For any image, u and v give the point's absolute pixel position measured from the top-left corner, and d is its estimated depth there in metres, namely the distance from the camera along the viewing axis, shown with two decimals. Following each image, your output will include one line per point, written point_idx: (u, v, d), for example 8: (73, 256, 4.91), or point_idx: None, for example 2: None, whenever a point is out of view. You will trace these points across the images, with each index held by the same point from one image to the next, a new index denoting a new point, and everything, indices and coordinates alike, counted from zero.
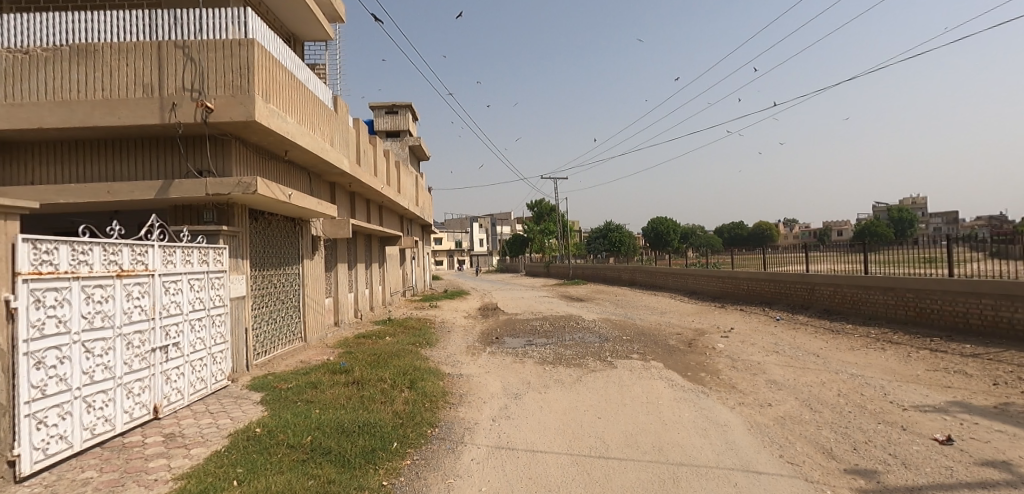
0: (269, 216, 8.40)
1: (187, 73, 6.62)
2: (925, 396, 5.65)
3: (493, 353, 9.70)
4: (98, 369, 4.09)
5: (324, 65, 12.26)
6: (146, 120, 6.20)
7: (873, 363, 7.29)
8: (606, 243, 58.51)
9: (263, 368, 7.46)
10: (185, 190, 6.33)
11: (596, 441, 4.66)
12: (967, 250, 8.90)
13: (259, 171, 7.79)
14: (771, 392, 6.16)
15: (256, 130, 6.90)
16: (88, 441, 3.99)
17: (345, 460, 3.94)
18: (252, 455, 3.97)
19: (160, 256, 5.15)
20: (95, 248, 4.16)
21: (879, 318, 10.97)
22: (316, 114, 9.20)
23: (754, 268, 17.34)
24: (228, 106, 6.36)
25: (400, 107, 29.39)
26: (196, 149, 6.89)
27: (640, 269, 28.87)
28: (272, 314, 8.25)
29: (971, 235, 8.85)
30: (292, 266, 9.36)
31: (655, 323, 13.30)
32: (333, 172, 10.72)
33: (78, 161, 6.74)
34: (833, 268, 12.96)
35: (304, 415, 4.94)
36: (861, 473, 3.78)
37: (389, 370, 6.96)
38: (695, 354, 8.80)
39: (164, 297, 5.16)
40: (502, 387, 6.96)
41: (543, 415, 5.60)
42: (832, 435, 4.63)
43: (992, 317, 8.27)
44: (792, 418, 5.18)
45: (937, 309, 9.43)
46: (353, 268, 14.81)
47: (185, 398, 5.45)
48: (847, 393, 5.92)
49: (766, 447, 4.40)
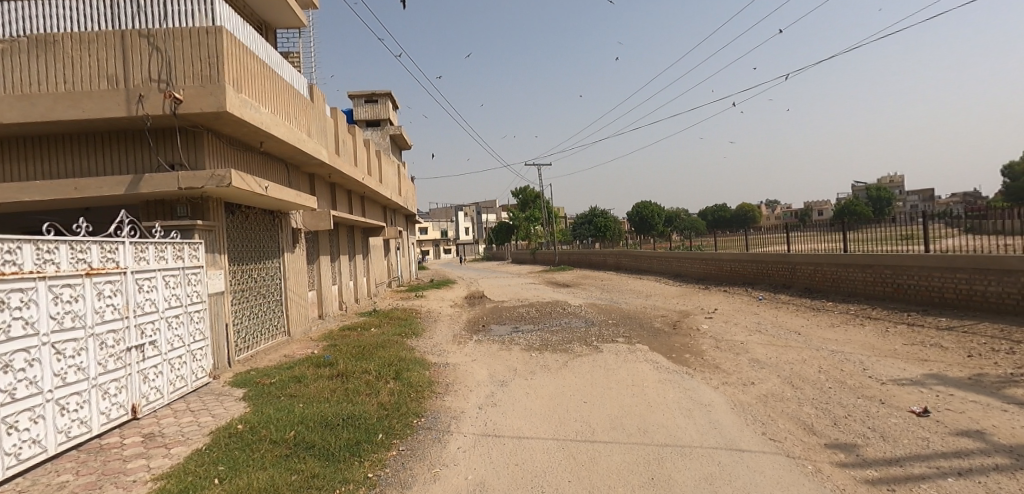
0: (246, 210, 8.18)
1: (153, 63, 6.34)
2: (902, 369, 5.79)
3: (480, 341, 9.69)
4: (70, 371, 3.95)
5: (299, 53, 11.90)
6: (112, 112, 5.94)
7: (852, 339, 7.44)
8: (592, 228, 58.75)
9: (245, 363, 7.34)
10: (156, 185, 6.11)
11: (582, 425, 4.69)
12: (944, 227, 9.11)
13: (234, 164, 7.56)
14: (754, 371, 6.26)
15: (229, 121, 6.67)
16: (63, 445, 3.87)
17: (329, 453, 3.89)
18: (233, 452, 3.90)
19: (132, 253, 4.97)
20: (61, 246, 3.99)
21: (858, 295, 11.21)
22: (291, 104, 8.94)
23: (737, 250, 17.57)
24: (197, 97, 6.12)
25: (380, 96, 28.86)
26: (166, 142, 6.64)
27: (626, 253, 29.07)
28: (253, 309, 8.09)
29: (947, 212, 9.03)
30: (273, 260, 9.18)
31: (641, 307, 13.41)
32: (312, 163, 10.49)
33: (42, 157, 6.45)
34: (813, 248, 13.18)
35: (287, 410, 4.87)
36: (841, 447, 3.86)
37: (374, 362, 6.89)
38: (679, 336, 8.91)
39: (138, 295, 5.00)
40: (488, 375, 6.96)
41: (530, 401, 5.60)
42: (813, 411, 4.72)
43: (966, 291, 8.50)
44: (775, 395, 5.26)
45: (913, 284, 9.66)
46: (336, 260, 14.60)
47: (164, 396, 5.33)
48: (827, 369, 6.04)
49: (749, 425, 4.47)
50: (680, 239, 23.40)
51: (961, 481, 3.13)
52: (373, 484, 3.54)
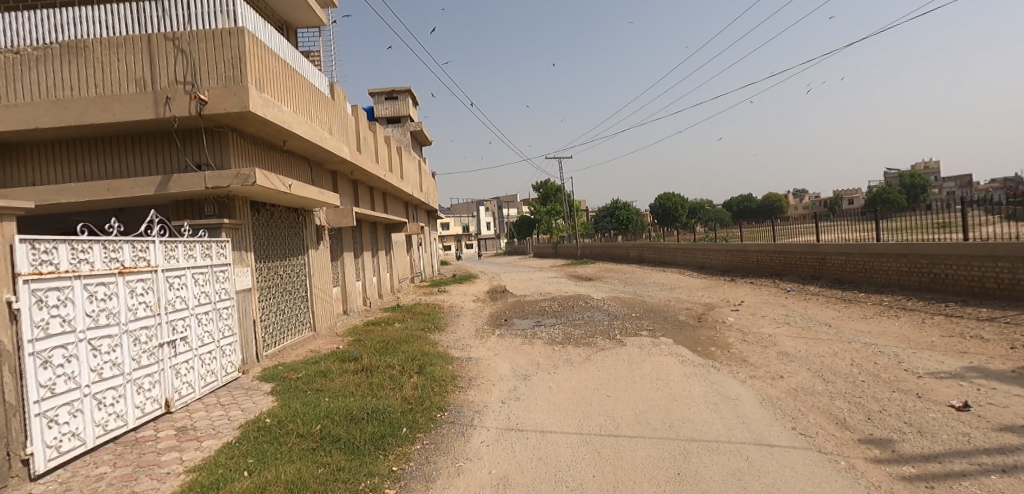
0: (271, 208, 8.34)
1: (179, 66, 6.50)
2: (941, 362, 5.53)
3: (502, 335, 9.71)
4: (106, 366, 4.10)
5: (319, 52, 12.05)
6: (141, 115, 6.10)
7: (887, 331, 7.16)
8: (614, 221, 58.14)
9: (273, 358, 7.52)
10: (184, 185, 6.26)
11: (606, 419, 4.63)
12: (983, 214, 8.65)
13: (257, 163, 7.70)
14: (783, 364, 6.08)
15: (251, 121, 6.79)
16: (101, 438, 4.03)
17: (354, 447, 3.94)
18: (262, 444, 4.00)
19: (162, 252, 5.12)
20: (95, 246, 4.14)
21: (893, 285, 10.77)
22: (312, 102, 9.06)
23: (763, 241, 17.11)
24: (221, 97, 6.24)
25: (399, 92, 29.09)
26: (193, 143, 6.80)
27: (648, 246, 28.68)
28: (279, 305, 8.27)
29: (986, 198, 8.57)
30: (297, 256, 9.35)
31: (664, 299, 13.21)
32: (334, 161, 10.63)
33: (78, 160, 6.70)
34: (844, 237, 12.74)
35: (313, 404, 4.96)
36: (877, 443, 3.71)
37: (397, 356, 6.96)
38: (705, 328, 8.75)
39: (169, 292, 5.15)
40: (511, 369, 6.96)
41: (554, 395, 5.57)
42: (846, 405, 4.56)
43: (1009, 280, 8.07)
44: (805, 389, 5.11)
45: (952, 274, 9.23)
46: (359, 256, 14.82)
47: (196, 391, 5.50)
48: (861, 362, 5.82)
49: (778, 419, 4.34)
50: (704, 231, 22.96)
51: (1006, 478, 2.97)
52: (397, 477, 3.58)
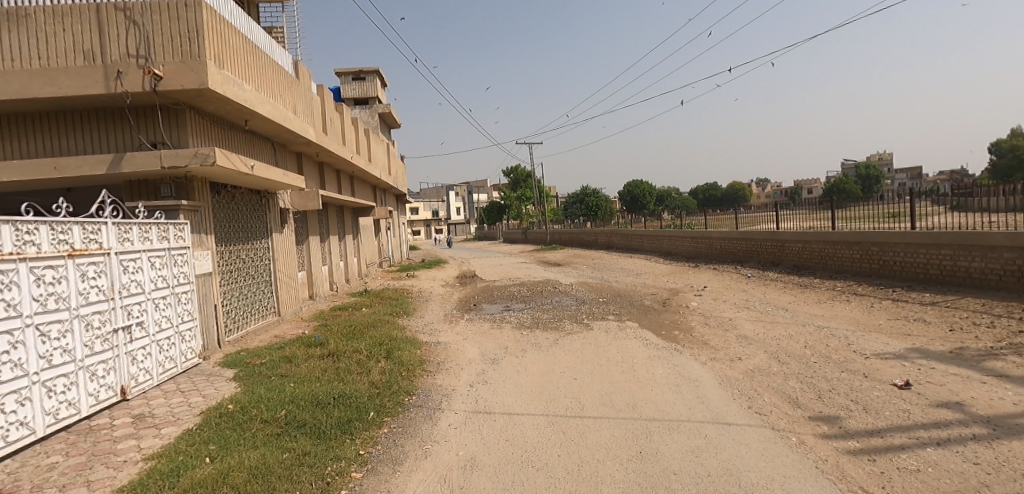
0: (232, 190, 8.00)
1: (131, 38, 6.10)
2: (886, 344, 5.87)
3: (472, 319, 9.75)
4: (56, 353, 3.91)
5: (283, 28, 11.51)
6: (90, 89, 5.73)
7: (839, 313, 7.53)
8: (585, 208, 58.70)
9: (236, 344, 7.30)
10: (138, 163, 5.94)
11: (572, 401, 4.75)
12: (930, 205, 9.28)
13: (217, 143, 7.35)
14: (741, 346, 6.35)
15: (211, 98, 6.47)
16: (52, 426, 3.86)
17: (321, 432, 3.92)
18: (225, 431, 3.93)
19: (116, 234, 4.87)
20: (42, 227, 3.90)
21: (845, 271, 11.34)
22: (276, 81, 8.69)
23: (726, 228, 17.66)
24: (178, 73, 5.92)
25: (368, 73, 28.29)
26: (147, 120, 6.43)
27: (618, 232, 29.13)
28: (242, 290, 8.01)
29: (934, 190, 9.18)
30: (261, 240, 9.04)
31: (631, 285, 13.49)
32: (299, 142, 10.24)
33: (18, 135, 6.23)
34: (802, 226, 13.29)
35: (279, 390, 4.87)
36: (825, 419, 3.96)
37: (366, 341, 6.89)
38: (669, 313, 9.02)
39: (124, 276, 4.93)
40: (480, 353, 7.01)
41: (521, 379, 5.64)
42: (799, 385, 4.82)
43: (950, 267, 8.65)
44: (761, 371, 5.35)
45: (900, 260, 9.78)
46: (326, 240, 14.47)
47: (154, 378, 5.30)
48: (813, 344, 6.13)
49: (735, 399, 4.55)
50: (671, 219, 23.51)
51: (940, 450, 3.22)
52: (364, 461, 3.58)
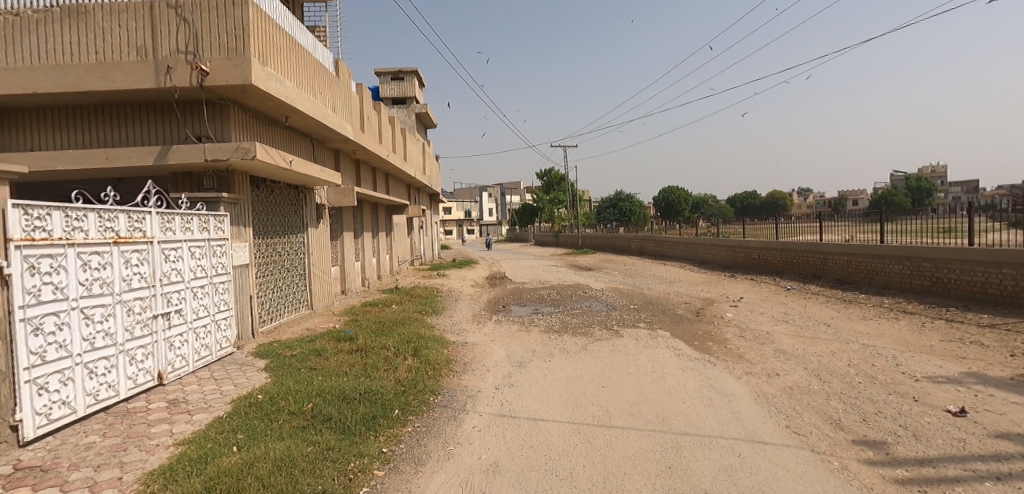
0: (271, 184, 8.24)
1: (181, 35, 6.36)
2: (939, 366, 5.41)
3: (499, 321, 9.68)
4: (99, 336, 4.09)
5: (325, 27, 11.81)
6: (142, 84, 6.03)
7: (887, 332, 7.01)
8: (616, 213, 57.90)
9: (269, 335, 7.50)
10: (183, 156, 6.20)
11: (599, 409, 4.61)
12: (987, 221, 8.64)
13: (258, 138, 7.57)
14: (780, 362, 6.04)
15: (253, 94, 6.68)
16: (92, 407, 4.04)
17: (346, 427, 3.93)
18: (253, 421, 4.03)
19: (159, 224, 5.07)
20: (90, 214, 4.08)
21: (894, 287, 10.67)
22: (317, 79, 8.91)
23: (766, 238, 16.97)
24: (223, 69, 6.14)
25: (405, 73, 28.79)
26: (193, 115, 6.68)
27: (650, 238, 28.51)
28: (277, 282, 8.23)
29: (992, 205, 8.56)
30: (297, 234, 9.27)
31: (663, 293, 13.14)
32: (336, 139, 10.46)
33: (78, 127, 6.60)
34: (847, 238, 12.61)
35: (307, 382, 4.94)
36: (870, 444, 3.69)
37: (393, 338, 6.92)
38: (703, 323, 8.72)
39: (165, 264, 5.12)
40: (506, 355, 6.93)
41: (547, 384, 5.54)
42: (841, 405, 4.53)
43: (1012, 287, 7.99)
44: (800, 388, 5.06)
45: (954, 278, 9.12)
46: (359, 237, 14.75)
47: (190, 364, 5.48)
48: (858, 363, 5.75)
49: (772, 417, 4.31)
50: (706, 226, 22.82)
51: (1000, 485, 2.93)
52: (386, 459, 3.57)
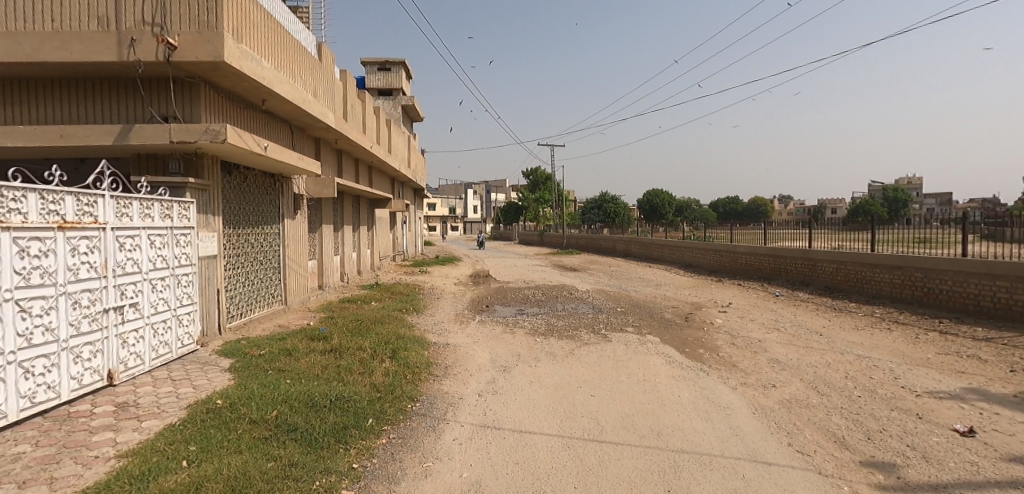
0: (245, 171, 7.74)
1: (148, 5, 5.85)
2: (939, 381, 5.25)
3: (483, 322, 9.34)
4: (37, 331, 3.64)
5: (309, 10, 11.26)
6: (102, 56, 5.52)
7: (881, 343, 6.87)
8: (602, 214, 57.97)
9: (238, 332, 7.03)
10: (146, 136, 5.71)
11: (589, 422, 4.31)
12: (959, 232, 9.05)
13: (232, 121, 7.08)
14: (774, 372, 5.82)
15: (226, 73, 6.20)
16: (26, 411, 3.58)
17: (312, 439, 3.55)
18: (209, 430, 3.63)
19: (113, 208, 4.60)
20: (30, 195, 3.62)
21: (883, 297, 10.63)
22: (298, 62, 8.44)
23: (753, 243, 16.93)
24: (193, 44, 5.67)
25: (393, 64, 28.16)
26: (159, 92, 6.18)
27: (636, 240, 28.44)
28: (248, 275, 7.74)
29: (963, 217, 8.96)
30: (272, 225, 8.78)
31: (650, 296, 12.94)
32: (318, 127, 9.97)
33: (30, 101, 6.03)
34: (837, 246, 12.56)
35: (273, 386, 4.53)
36: (880, 466, 3.46)
37: (370, 339, 6.50)
38: (693, 329, 8.50)
39: (119, 254, 4.65)
40: (490, 359, 6.59)
41: (534, 391, 5.22)
42: (843, 421, 4.31)
43: (1006, 300, 7.96)
44: (799, 401, 4.84)
45: (946, 289, 9.09)
46: (340, 230, 14.23)
47: (145, 363, 5.02)
48: (855, 375, 5.56)
49: (773, 433, 4.06)
50: (693, 229, 22.79)
51: None
52: (357, 476, 3.21)
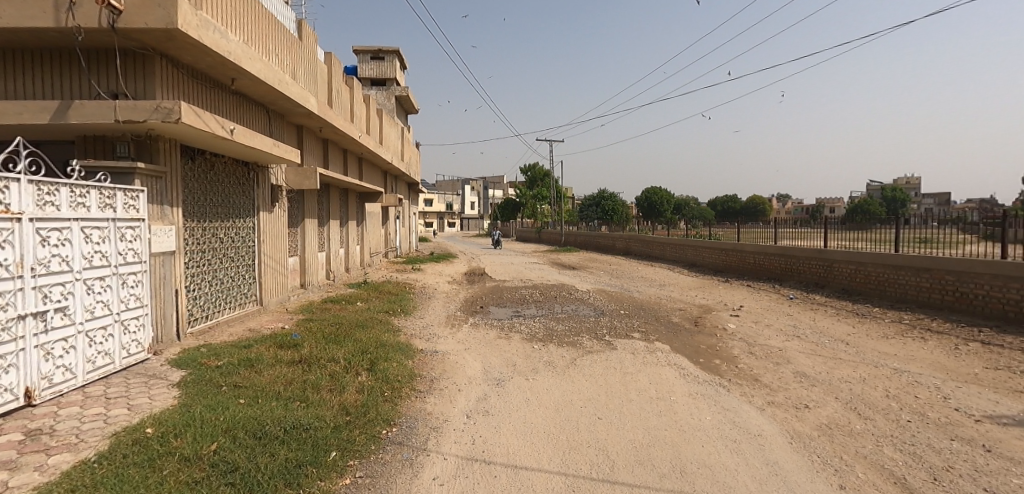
0: (212, 157, 6.97)
1: None
2: (997, 402, 4.58)
3: (476, 325, 8.61)
4: None
5: None
6: (34, 20, 4.73)
7: (918, 355, 6.18)
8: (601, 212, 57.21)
9: (200, 337, 6.29)
10: (88, 114, 4.94)
11: (598, 454, 3.61)
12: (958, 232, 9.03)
13: (195, 101, 6.32)
14: (804, 389, 5.13)
15: (184, 44, 5.43)
16: None
17: (254, 484, 2.82)
18: (126, 469, 2.90)
19: (32, 196, 3.85)
20: None
21: (908, 301, 9.98)
22: (273, 39, 7.67)
23: (760, 242, 16.24)
24: (142, 8, 4.90)
25: (387, 53, 27.27)
26: (108, 66, 5.44)
27: (637, 238, 27.72)
28: (214, 273, 6.98)
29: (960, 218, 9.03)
30: (245, 218, 8.01)
31: (654, 297, 12.24)
32: (299, 112, 9.19)
33: None
34: (856, 246, 11.86)
35: (222, 408, 3.81)
36: None
37: (347, 347, 5.78)
38: (704, 335, 7.79)
39: (41, 250, 3.91)
40: (482, 370, 5.88)
41: (531, 412, 4.51)
42: (899, 456, 3.62)
43: None
44: (841, 427, 4.14)
45: (983, 295, 8.44)
46: (325, 225, 13.46)
47: (77, 377, 4.28)
48: (898, 394, 4.88)
49: (820, 471, 3.37)
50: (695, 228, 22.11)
51: None
52: None
